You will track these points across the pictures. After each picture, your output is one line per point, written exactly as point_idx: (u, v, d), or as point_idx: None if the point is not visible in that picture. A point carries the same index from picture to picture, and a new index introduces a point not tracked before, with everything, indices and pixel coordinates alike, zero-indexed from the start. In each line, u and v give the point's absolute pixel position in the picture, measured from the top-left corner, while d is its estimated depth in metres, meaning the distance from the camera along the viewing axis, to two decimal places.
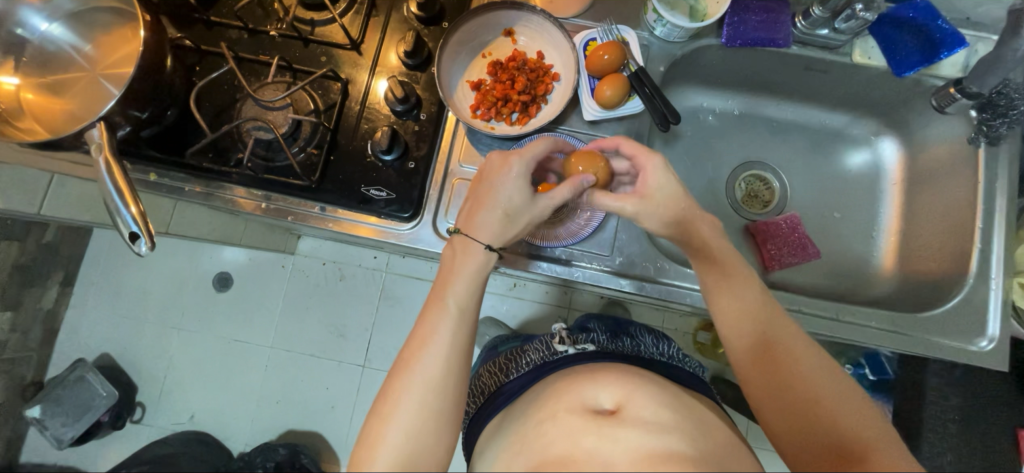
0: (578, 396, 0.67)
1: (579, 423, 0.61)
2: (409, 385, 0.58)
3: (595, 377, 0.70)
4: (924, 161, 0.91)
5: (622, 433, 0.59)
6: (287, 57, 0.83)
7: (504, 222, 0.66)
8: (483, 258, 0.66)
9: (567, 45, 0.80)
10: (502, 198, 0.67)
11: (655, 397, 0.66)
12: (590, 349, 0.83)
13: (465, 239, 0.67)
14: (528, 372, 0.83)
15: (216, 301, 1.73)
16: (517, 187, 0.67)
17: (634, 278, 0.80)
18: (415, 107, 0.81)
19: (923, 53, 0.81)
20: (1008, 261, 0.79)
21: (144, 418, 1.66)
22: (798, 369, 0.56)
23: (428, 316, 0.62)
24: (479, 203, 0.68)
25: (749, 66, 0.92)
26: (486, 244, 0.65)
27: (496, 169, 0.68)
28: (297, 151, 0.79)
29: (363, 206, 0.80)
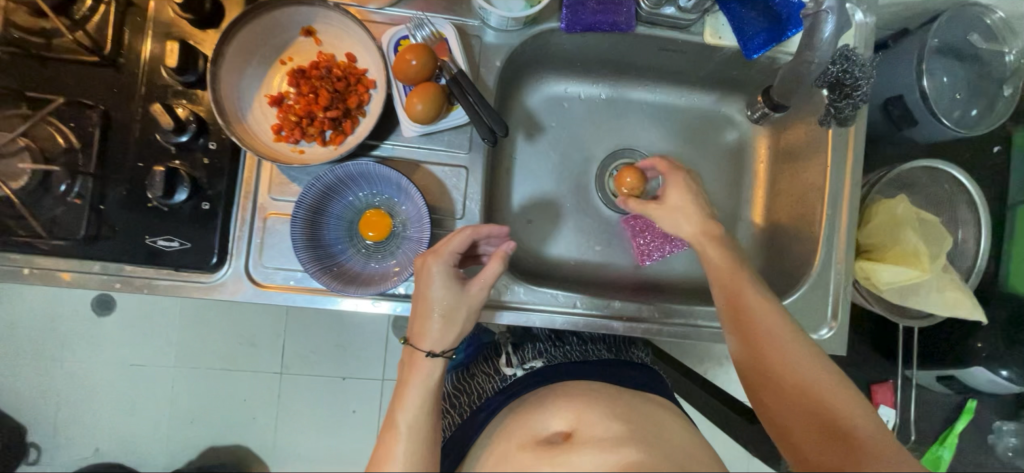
0: (530, 426, 0.67)
1: (532, 457, 0.62)
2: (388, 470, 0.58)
3: (546, 405, 0.69)
4: (787, 139, 0.88)
5: (576, 458, 0.59)
6: (21, 82, 0.65)
7: (446, 327, 0.62)
8: (430, 366, 0.62)
9: (374, 47, 0.67)
10: (435, 302, 0.62)
11: (606, 409, 0.66)
12: (538, 366, 0.80)
13: (411, 348, 0.63)
14: (484, 405, 0.79)
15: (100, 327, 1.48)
16: (446, 289, 0.62)
17: (532, 309, 0.77)
18: (199, 135, 0.67)
19: (769, 32, 0.74)
20: (849, 245, 0.80)
21: (40, 460, 1.48)
22: (772, 328, 0.61)
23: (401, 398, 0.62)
24: (422, 309, 0.63)
25: (604, 48, 0.82)
26: (431, 353, 0.61)
27: (422, 275, 0.64)
28: (51, 203, 0.64)
29: (153, 261, 0.67)
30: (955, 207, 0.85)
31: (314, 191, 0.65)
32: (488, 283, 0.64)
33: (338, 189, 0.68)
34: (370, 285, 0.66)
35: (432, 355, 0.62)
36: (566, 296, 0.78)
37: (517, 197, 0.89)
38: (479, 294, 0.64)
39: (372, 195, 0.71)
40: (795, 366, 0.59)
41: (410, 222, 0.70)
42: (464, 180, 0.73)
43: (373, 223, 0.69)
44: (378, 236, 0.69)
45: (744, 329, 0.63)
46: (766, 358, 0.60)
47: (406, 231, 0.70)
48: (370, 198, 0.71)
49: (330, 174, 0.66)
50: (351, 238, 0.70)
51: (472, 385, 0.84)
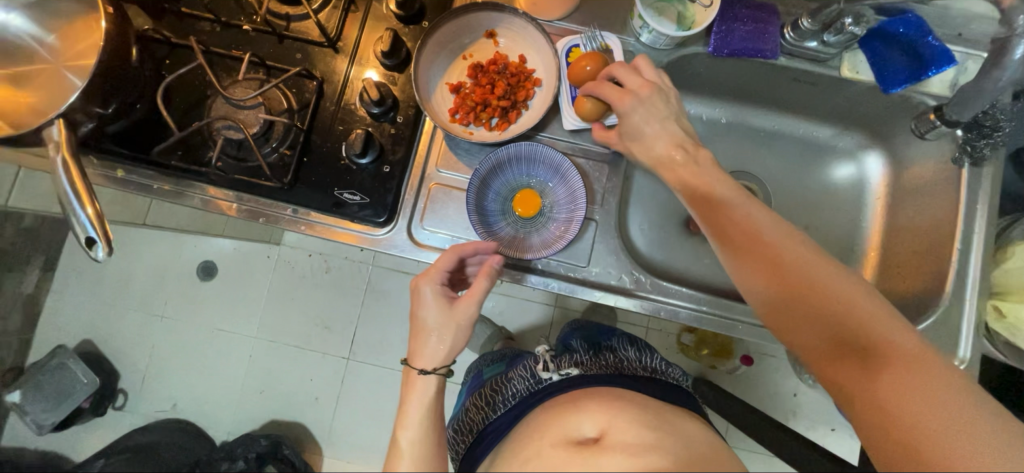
0: (560, 428, 0.63)
1: (563, 456, 0.58)
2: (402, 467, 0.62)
3: (575, 408, 0.66)
4: (910, 176, 0.90)
5: (606, 461, 0.56)
6: (260, 53, 0.80)
7: (439, 343, 0.65)
8: (427, 382, 0.65)
9: (549, 50, 0.78)
10: (428, 322, 0.66)
11: (634, 417, 0.63)
12: (574, 374, 0.76)
13: (409, 368, 0.66)
14: (515, 406, 0.77)
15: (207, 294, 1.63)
16: (437, 311, 0.65)
17: (612, 291, 0.79)
18: (391, 109, 0.79)
19: (909, 72, 0.79)
20: (984, 282, 0.79)
21: (127, 405, 1.60)
22: (868, 325, 0.54)
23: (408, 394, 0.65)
24: (418, 332, 0.66)
25: (737, 74, 0.89)
26: (428, 371, 0.64)
27: (415, 298, 0.67)
28: (268, 151, 0.77)
29: (336, 210, 0.78)
30: None
31: (489, 162, 0.77)
32: (478, 297, 0.65)
33: (504, 165, 0.79)
34: (522, 252, 0.77)
35: (431, 374, 0.64)
36: (691, 295, 0.80)
37: (634, 201, 0.96)
38: (464, 321, 0.65)
39: (526, 177, 0.82)
40: (897, 361, 0.52)
41: (559, 204, 0.81)
42: (605, 175, 0.81)
43: (523, 201, 0.80)
44: (528, 212, 0.79)
45: (823, 330, 0.55)
46: (864, 358, 0.53)
47: (552, 212, 0.81)
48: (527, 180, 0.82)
49: (504, 150, 0.78)
50: (502, 212, 0.80)
51: (507, 387, 0.81)
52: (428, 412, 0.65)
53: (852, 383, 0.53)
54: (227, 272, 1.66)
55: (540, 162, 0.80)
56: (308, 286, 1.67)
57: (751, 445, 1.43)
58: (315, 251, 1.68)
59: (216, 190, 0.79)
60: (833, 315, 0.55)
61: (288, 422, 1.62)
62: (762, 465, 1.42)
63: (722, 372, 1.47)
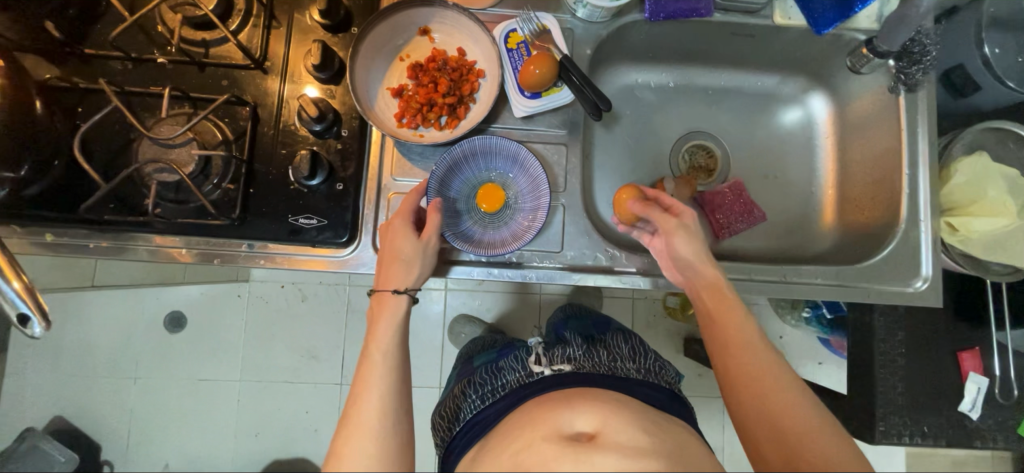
0: (554, 423, 0.61)
1: (554, 449, 0.55)
2: (350, 450, 0.56)
3: (571, 404, 0.64)
4: (854, 111, 0.93)
5: (601, 458, 0.53)
6: (183, 86, 0.75)
7: (411, 267, 0.67)
8: (398, 305, 0.66)
9: (487, 39, 0.76)
10: (402, 251, 0.67)
11: (632, 420, 0.61)
12: (566, 370, 0.75)
13: (378, 295, 0.67)
14: (504, 398, 0.75)
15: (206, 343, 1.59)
16: (413, 241, 0.68)
17: (597, 272, 0.78)
18: (334, 124, 0.75)
19: (838, 11, 0.81)
20: (935, 202, 0.83)
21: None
22: (779, 400, 0.59)
23: (363, 375, 0.61)
24: (388, 257, 0.68)
25: (677, 37, 0.90)
26: (401, 291, 0.66)
27: (390, 228, 0.69)
28: (210, 189, 0.73)
29: (295, 237, 0.75)
30: None
31: (444, 162, 0.75)
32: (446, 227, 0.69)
33: (462, 163, 0.77)
34: (491, 247, 0.75)
35: (403, 298, 0.66)
36: None
37: (598, 178, 0.95)
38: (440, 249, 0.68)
39: (487, 172, 0.79)
40: (803, 438, 0.56)
41: (523, 195, 0.78)
42: (564, 157, 0.80)
43: (487, 197, 0.77)
44: (490, 206, 0.77)
45: (742, 389, 0.61)
46: (773, 431, 0.57)
47: (517, 206, 0.78)
48: (487, 175, 0.79)
49: (460, 147, 0.75)
50: (467, 211, 0.77)
51: (496, 380, 0.78)
52: (386, 395, 0.60)
53: (762, 441, 0.58)
54: (199, 318, 1.59)
55: (496, 152, 0.77)
56: (285, 319, 1.61)
57: None
58: (287, 282, 1.62)
59: (161, 238, 0.74)
60: (749, 383, 0.61)
61: (291, 460, 1.58)
62: None
63: None
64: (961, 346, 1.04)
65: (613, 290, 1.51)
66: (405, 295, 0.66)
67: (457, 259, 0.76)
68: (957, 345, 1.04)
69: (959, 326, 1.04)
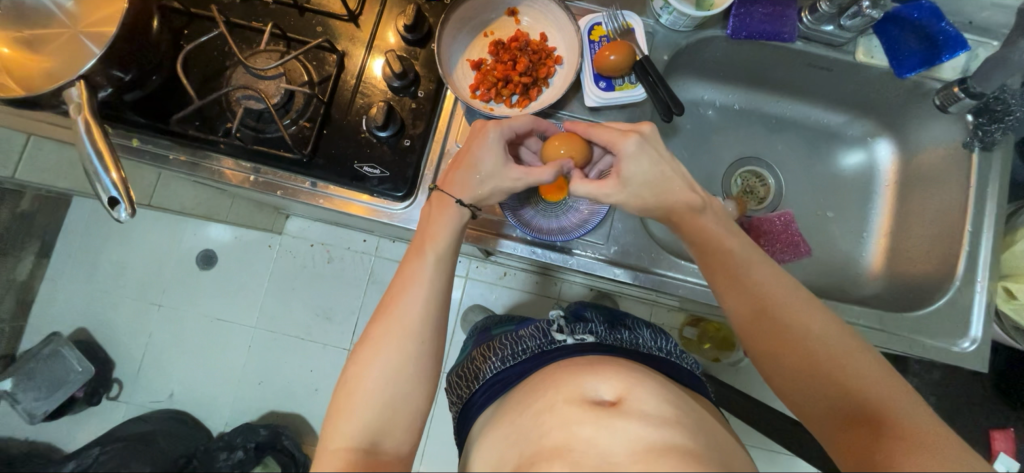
0: (578, 385, 0.63)
1: (577, 412, 0.57)
2: (388, 337, 0.59)
3: (595, 369, 0.66)
4: (919, 162, 0.92)
5: (623, 424, 0.55)
6: (282, 25, 0.80)
7: (478, 183, 0.66)
8: (458, 214, 0.66)
9: (571, 28, 0.78)
10: (480, 163, 0.66)
11: (655, 391, 0.62)
12: (589, 342, 0.76)
13: (440, 193, 0.68)
14: (525, 361, 0.75)
15: (219, 281, 1.64)
16: (492, 153, 0.66)
17: (630, 269, 0.79)
18: (412, 84, 0.78)
19: (924, 56, 0.81)
20: (994, 264, 0.81)
21: (122, 395, 1.57)
22: (800, 319, 0.55)
23: (411, 268, 0.63)
24: (461, 162, 0.67)
25: (754, 59, 0.90)
26: (458, 201, 0.66)
27: (477, 134, 0.68)
28: (288, 123, 0.77)
29: (356, 183, 0.78)
30: None
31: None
32: (531, 181, 0.66)
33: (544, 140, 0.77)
34: (544, 232, 0.76)
35: (453, 200, 0.66)
36: None
37: None
38: (515, 181, 0.66)
39: None
40: (836, 357, 0.52)
41: None
42: None
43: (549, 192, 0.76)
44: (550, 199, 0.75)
45: (766, 323, 0.56)
46: (800, 364, 0.54)
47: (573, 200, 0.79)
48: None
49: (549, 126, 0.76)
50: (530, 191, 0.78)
51: (518, 342, 0.79)
52: (429, 297, 0.61)
53: (793, 372, 0.54)
54: (229, 260, 1.65)
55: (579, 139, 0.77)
56: (311, 276, 1.66)
57: (754, 438, 1.43)
58: (317, 241, 1.67)
59: (232, 162, 0.78)
60: (770, 311, 0.57)
61: (288, 414, 1.60)
62: (764, 459, 1.42)
63: (724, 365, 1.47)
64: (993, 423, 0.99)
65: (632, 308, 1.49)
66: (466, 208, 0.67)
67: (506, 233, 0.79)
68: (989, 423, 1.00)
69: (989, 404, 1.00)
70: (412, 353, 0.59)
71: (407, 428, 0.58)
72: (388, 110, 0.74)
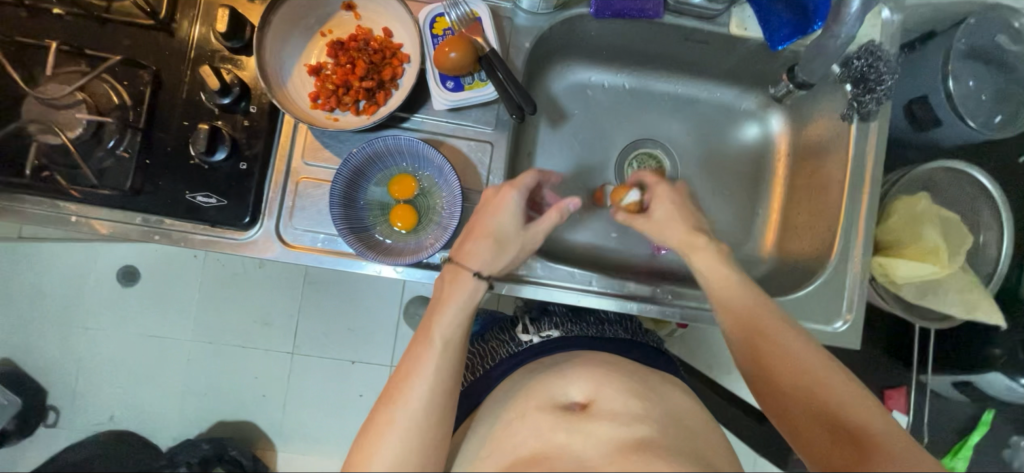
0: (545, 391, 0.65)
1: (548, 420, 0.60)
2: (401, 408, 0.56)
3: (561, 371, 0.68)
4: (809, 135, 0.89)
5: (594, 427, 0.58)
6: (82, 41, 0.70)
7: (496, 250, 0.63)
8: (473, 286, 0.61)
9: (410, 22, 0.70)
10: (497, 228, 0.64)
11: (622, 385, 0.64)
12: (555, 336, 0.79)
13: (454, 267, 0.62)
14: (498, 365, 0.78)
15: (137, 297, 1.56)
16: (515, 213, 0.65)
17: (526, 283, 0.79)
18: (241, 99, 0.70)
19: (795, 25, 0.75)
20: (869, 240, 0.79)
21: (60, 421, 1.53)
22: (788, 347, 0.58)
23: (418, 354, 0.58)
24: (476, 228, 0.64)
25: (630, 38, 0.84)
26: (478, 275, 0.61)
27: (495, 198, 0.66)
28: (102, 156, 0.68)
29: (191, 215, 0.71)
30: (976, 210, 0.85)
31: (363, 153, 0.69)
32: (551, 225, 0.66)
33: (385, 156, 0.71)
34: (398, 255, 0.70)
35: (472, 274, 0.61)
36: (583, 274, 0.81)
37: None
38: (533, 244, 0.66)
39: (413, 169, 0.74)
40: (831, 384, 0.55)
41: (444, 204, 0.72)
42: (488, 154, 0.76)
43: (403, 215, 0.73)
44: (409, 228, 0.73)
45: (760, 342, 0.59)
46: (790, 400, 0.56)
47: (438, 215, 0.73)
48: (411, 173, 0.73)
49: (382, 142, 0.69)
50: (379, 210, 0.73)
51: (485, 348, 0.82)
52: (444, 370, 0.58)
53: (788, 393, 0.57)
54: (154, 274, 1.57)
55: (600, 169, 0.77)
56: (239, 284, 1.59)
57: None
58: None
59: (47, 204, 0.70)
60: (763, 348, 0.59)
61: (236, 423, 1.58)
62: None
63: None
64: (888, 382, 1.02)
65: None
66: (483, 280, 0.62)
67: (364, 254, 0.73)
68: (886, 381, 1.03)
69: (887, 363, 1.03)
70: (412, 446, 0.55)
71: None
72: (210, 133, 0.67)
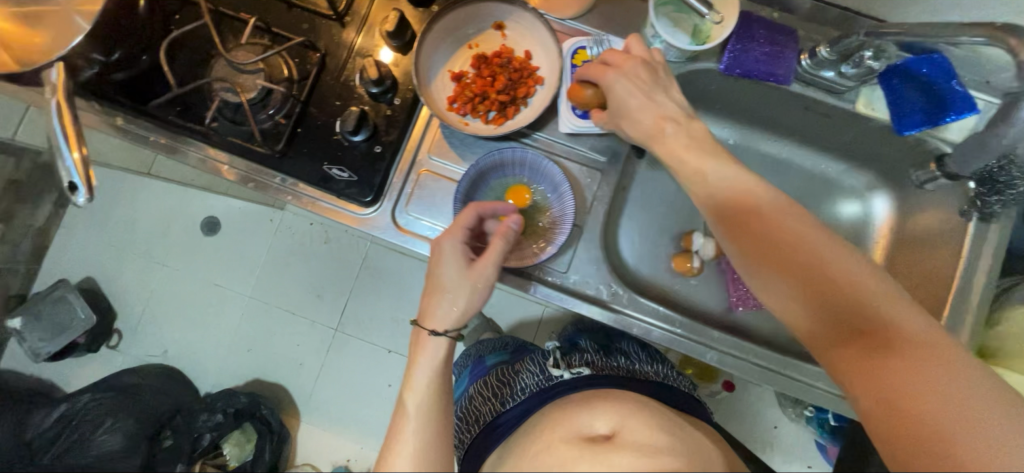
0: (574, 423, 0.65)
1: (575, 450, 0.58)
2: (409, 418, 0.64)
3: (590, 406, 0.68)
4: (915, 224, 0.87)
5: (619, 458, 0.56)
6: (269, 18, 0.80)
7: (451, 305, 0.66)
8: (436, 344, 0.66)
9: (555, 49, 0.76)
10: (445, 283, 0.66)
11: (647, 420, 0.63)
12: (584, 373, 0.81)
13: (421, 328, 0.67)
14: (527, 400, 0.80)
15: (212, 246, 1.66)
16: (453, 264, 0.66)
17: (598, 304, 0.78)
18: (389, 91, 0.78)
19: (927, 113, 0.75)
20: (973, 343, 0.76)
21: (120, 345, 1.62)
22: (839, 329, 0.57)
23: (404, 397, 0.66)
24: (433, 288, 0.67)
25: (749, 97, 0.86)
26: (442, 333, 0.66)
27: (436, 252, 0.68)
28: (264, 118, 0.77)
29: (323, 184, 0.78)
30: None
31: (491, 159, 0.75)
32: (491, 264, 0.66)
33: (507, 165, 0.77)
34: (500, 257, 0.75)
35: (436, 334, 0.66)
36: (667, 315, 0.79)
37: (628, 216, 0.96)
38: (479, 283, 0.66)
39: (528, 181, 0.79)
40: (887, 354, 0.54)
41: (551, 219, 0.77)
42: (597, 183, 0.80)
43: None
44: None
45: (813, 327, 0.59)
46: (850, 331, 0.53)
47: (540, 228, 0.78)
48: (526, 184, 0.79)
49: (511, 152, 0.75)
50: None
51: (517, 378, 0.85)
52: (433, 371, 0.66)
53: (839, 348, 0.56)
54: (232, 229, 1.66)
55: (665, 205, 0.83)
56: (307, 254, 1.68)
57: None
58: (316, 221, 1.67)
59: (210, 150, 0.80)
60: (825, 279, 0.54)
61: (274, 384, 1.61)
62: None
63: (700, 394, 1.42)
64: None
65: None
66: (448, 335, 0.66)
67: None
68: None
69: None
70: None
71: None
72: (359, 115, 0.74)
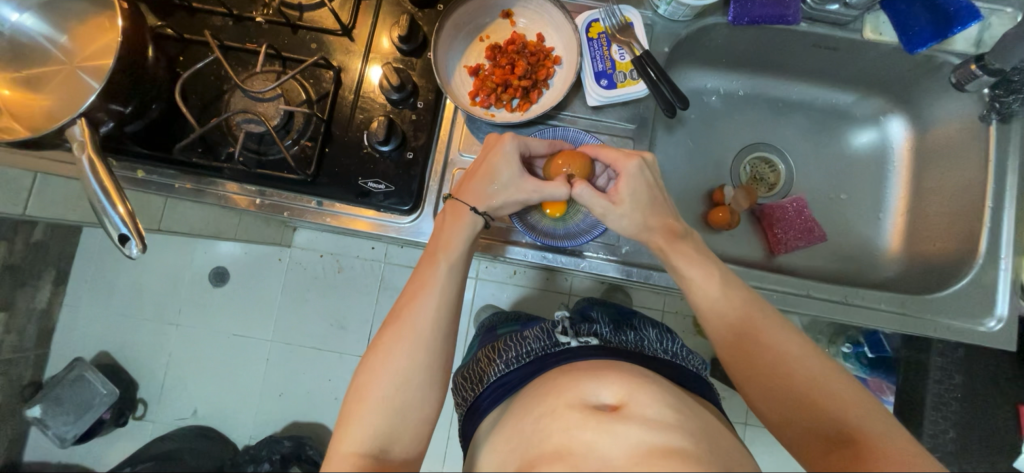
0: (577, 390, 0.57)
1: (576, 417, 0.52)
2: (400, 341, 0.60)
3: (597, 373, 0.60)
4: (935, 138, 0.90)
5: (624, 427, 0.50)
6: (276, 44, 0.79)
7: (495, 195, 0.66)
8: (472, 222, 0.67)
9: (569, 27, 0.77)
10: (497, 174, 0.66)
11: (658, 395, 0.56)
12: (593, 343, 0.70)
13: (456, 204, 0.68)
14: (528, 365, 0.70)
15: (218, 297, 1.56)
16: (509, 164, 0.66)
17: (642, 267, 0.79)
18: (411, 95, 0.77)
19: (935, 29, 0.78)
20: (1017, 240, 0.79)
21: (147, 414, 1.52)
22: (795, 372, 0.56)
23: (422, 280, 0.64)
24: (481, 174, 0.67)
25: (757, 44, 0.88)
26: (473, 209, 0.66)
27: (493, 149, 0.68)
28: (290, 143, 0.76)
29: (362, 200, 0.77)
30: None
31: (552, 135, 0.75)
32: (546, 191, 0.65)
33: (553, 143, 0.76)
34: (551, 237, 0.75)
35: (468, 208, 0.66)
36: None
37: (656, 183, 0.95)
38: (530, 193, 0.65)
39: None
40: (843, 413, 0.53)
41: None
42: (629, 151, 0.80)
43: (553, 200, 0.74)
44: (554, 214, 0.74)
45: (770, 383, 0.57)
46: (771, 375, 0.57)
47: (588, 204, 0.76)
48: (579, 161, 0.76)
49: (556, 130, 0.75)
50: None
51: (521, 344, 0.74)
52: (441, 302, 0.63)
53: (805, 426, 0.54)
54: (243, 277, 1.57)
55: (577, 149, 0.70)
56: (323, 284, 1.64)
57: None
58: (326, 251, 1.57)
59: (237, 186, 0.79)
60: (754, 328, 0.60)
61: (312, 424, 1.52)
62: None
63: None
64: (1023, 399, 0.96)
65: (646, 299, 1.44)
66: (480, 216, 0.67)
67: (516, 239, 0.79)
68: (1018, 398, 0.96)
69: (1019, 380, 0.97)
70: (397, 406, 0.57)
71: (413, 439, 0.59)
72: (387, 122, 0.73)
